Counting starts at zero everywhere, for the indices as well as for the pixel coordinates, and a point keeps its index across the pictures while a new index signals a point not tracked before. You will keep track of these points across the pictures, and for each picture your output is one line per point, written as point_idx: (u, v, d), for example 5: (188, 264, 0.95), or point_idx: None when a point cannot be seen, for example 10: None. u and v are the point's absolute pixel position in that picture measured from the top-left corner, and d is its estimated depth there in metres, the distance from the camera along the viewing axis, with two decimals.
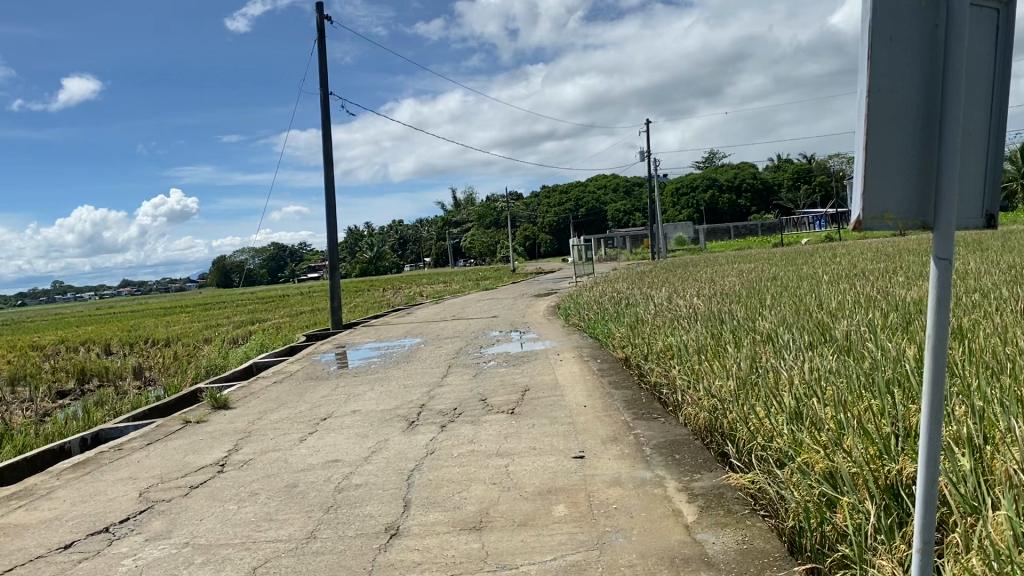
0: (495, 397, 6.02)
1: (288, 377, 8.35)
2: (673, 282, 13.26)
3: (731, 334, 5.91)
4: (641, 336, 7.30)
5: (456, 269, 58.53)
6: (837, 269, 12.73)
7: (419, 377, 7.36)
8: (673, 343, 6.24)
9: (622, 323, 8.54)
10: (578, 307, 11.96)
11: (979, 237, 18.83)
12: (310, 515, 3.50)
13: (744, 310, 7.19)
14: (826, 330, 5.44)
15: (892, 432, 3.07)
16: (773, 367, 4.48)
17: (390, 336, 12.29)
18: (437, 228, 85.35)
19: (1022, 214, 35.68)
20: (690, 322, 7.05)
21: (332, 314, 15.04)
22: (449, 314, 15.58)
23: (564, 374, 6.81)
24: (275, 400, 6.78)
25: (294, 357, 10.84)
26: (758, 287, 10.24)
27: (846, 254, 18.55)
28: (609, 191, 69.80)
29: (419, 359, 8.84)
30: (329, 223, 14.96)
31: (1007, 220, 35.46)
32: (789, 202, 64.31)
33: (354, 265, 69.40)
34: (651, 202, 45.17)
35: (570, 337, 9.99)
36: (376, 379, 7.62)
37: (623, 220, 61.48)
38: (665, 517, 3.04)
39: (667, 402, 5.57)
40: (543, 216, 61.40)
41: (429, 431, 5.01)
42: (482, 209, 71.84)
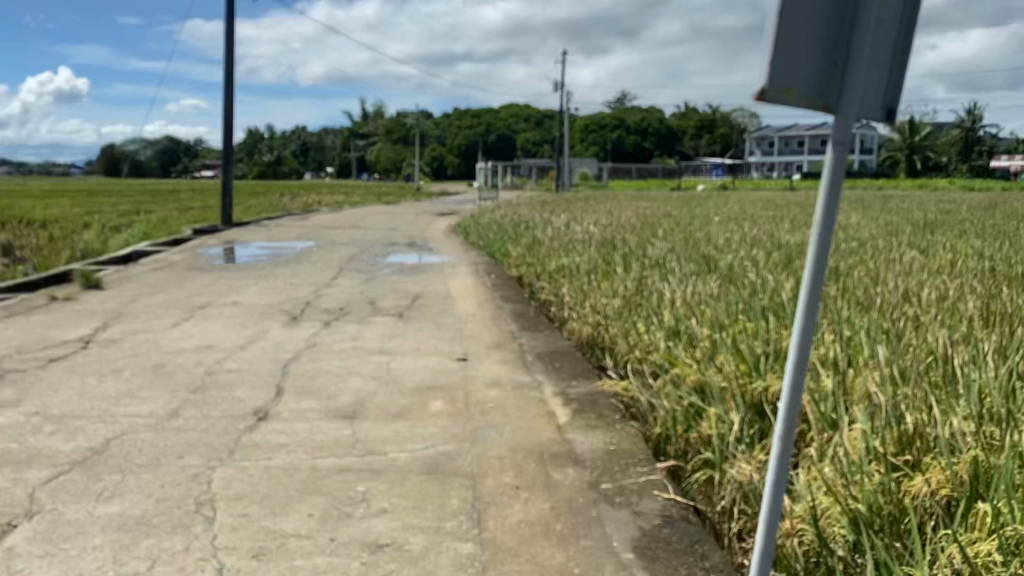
0: (383, 300, 5.92)
1: (168, 266, 8.01)
2: (573, 211, 13.34)
3: (624, 257, 5.96)
4: (536, 255, 7.31)
5: (359, 182, 57.27)
6: (731, 213, 13.08)
7: (307, 277, 7.18)
8: (566, 263, 6.26)
9: (518, 243, 8.52)
10: (477, 226, 11.90)
11: (865, 198, 19.70)
12: (175, 394, 3.35)
13: (638, 239, 7.28)
14: (713, 261, 5.55)
15: (764, 351, 3.14)
16: (659, 288, 4.54)
17: (282, 237, 11.94)
18: (343, 138, 83.09)
19: (907, 182, 37.44)
20: (585, 246, 7.08)
21: (223, 210, 14.49)
22: (345, 223, 15.28)
23: (455, 286, 6.77)
24: (151, 286, 6.48)
25: (177, 248, 10.40)
26: (654, 221, 10.42)
27: (741, 201, 19.10)
28: (521, 119, 69.36)
29: (309, 260, 8.62)
30: (225, 114, 14.27)
31: (893, 186, 37.16)
32: (695, 149, 65.52)
33: (252, 167, 66.96)
34: (561, 134, 45.12)
35: (466, 253, 9.93)
36: (261, 275, 7.38)
37: (532, 150, 61.36)
38: (540, 417, 3.04)
39: (553, 318, 5.60)
40: (453, 138, 60.61)
41: (310, 326, 4.89)
42: (390, 123, 70.25)
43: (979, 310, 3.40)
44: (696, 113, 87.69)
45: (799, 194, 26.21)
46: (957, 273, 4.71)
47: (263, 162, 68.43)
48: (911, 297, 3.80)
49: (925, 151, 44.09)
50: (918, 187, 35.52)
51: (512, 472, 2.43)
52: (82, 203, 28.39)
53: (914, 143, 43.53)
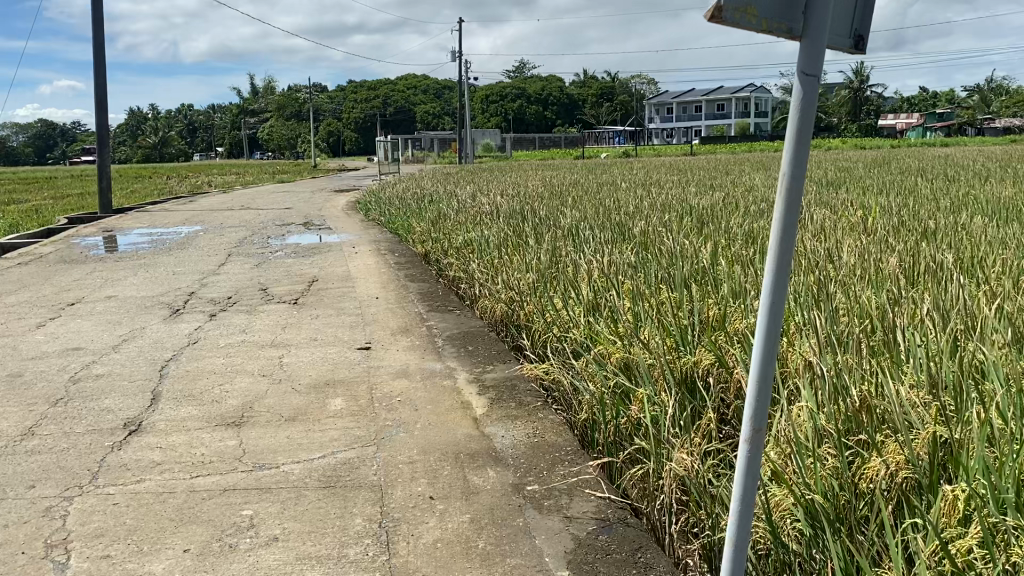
0: (277, 286, 5.51)
1: (37, 259, 7.34)
2: (477, 183, 13.02)
3: (534, 229, 5.71)
4: (442, 231, 6.98)
5: (252, 162, 55.30)
6: (635, 179, 13.03)
7: (193, 265, 6.67)
8: (474, 238, 5.97)
9: (422, 218, 8.17)
10: (378, 202, 11.46)
11: (761, 160, 20.12)
12: (32, 408, 2.92)
13: (545, 209, 7.04)
14: (625, 228, 5.36)
15: (689, 322, 2.93)
16: (573, 260, 4.30)
17: (168, 222, 11.22)
18: (233, 117, 80.09)
19: (798, 144, 38.51)
20: (493, 219, 6.80)
21: (102, 196, 13.56)
22: (237, 205, 14.55)
23: (358, 266, 6.40)
24: (15, 283, 5.88)
25: (50, 239, 9.61)
26: (560, 190, 10.21)
27: (642, 167, 19.18)
28: (418, 92, 68.28)
29: (197, 247, 8.06)
30: (100, 93, 13.32)
31: (785, 148, 38.17)
32: (593, 117, 65.94)
33: (138, 150, 63.96)
34: (460, 106, 44.56)
35: (367, 231, 9.52)
36: (142, 264, 6.82)
37: (431, 123, 60.54)
38: (453, 410, 2.76)
39: (463, 296, 5.31)
40: (348, 113, 59.18)
41: (195, 319, 4.46)
42: (283, 100, 68.04)
43: (902, 268, 3.30)
44: (593, 81, 88.27)
45: (698, 159, 26.61)
46: (869, 231, 4.65)
47: (149, 145, 65.35)
48: (831, 257, 3.68)
49: (811, 112, 45.59)
50: (808, 147, 36.60)
51: (424, 480, 2.15)
52: None
53: (802, 105, 44.87)
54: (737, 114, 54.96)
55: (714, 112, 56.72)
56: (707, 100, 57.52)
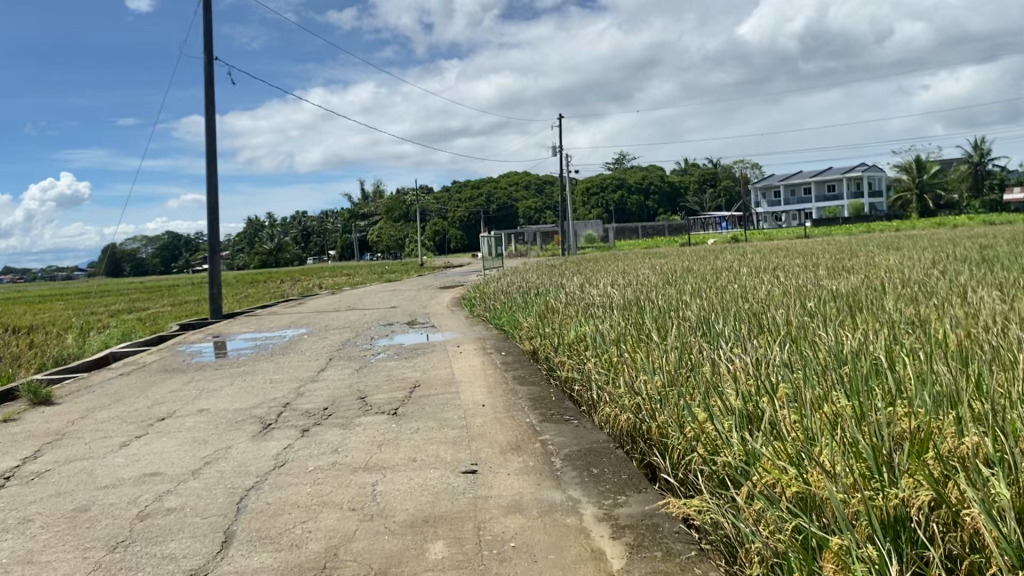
0: (376, 394, 5.07)
1: (141, 369, 7.20)
2: (584, 274, 12.52)
3: (656, 321, 5.14)
4: (551, 325, 6.46)
5: (361, 263, 56.93)
6: (752, 264, 12.27)
7: (292, 371, 6.34)
8: (588, 330, 5.42)
9: (531, 312, 7.69)
10: (483, 298, 11.09)
11: (883, 240, 18.94)
12: (87, 555, 2.50)
13: (662, 300, 6.48)
14: (760, 319, 4.74)
15: (881, 445, 2.32)
16: (711, 359, 3.71)
17: (274, 326, 11.16)
18: (344, 221, 83.25)
19: (916, 222, 36.54)
20: (607, 311, 6.25)
21: (214, 302, 13.76)
22: (343, 305, 14.52)
23: (462, 367, 5.92)
24: (112, 397, 5.67)
25: (159, 347, 9.62)
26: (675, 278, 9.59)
27: (754, 252, 18.34)
28: (519, 188, 69.38)
29: (298, 350, 7.80)
30: (214, 202, 13.69)
31: (902, 226, 36.31)
32: (696, 204, 65.18)
33: (257, 257, 67.16)
34: (562, 201, 44.73)
35: (472, 328, 9.10)
36: (241, 372, 6.55)
37: (532, 218, 61.17)
38: (581, 563, 2.17)
39: (579, 401, 4.74)
40: (452, 212, 60.49)
41: (285, 436, 4.03)
42: (390, 202, 70.35)
43: None
44: (694, 169, 87.78)
45: (812, 241, 25.44)
46: None
47: (266, 251, 68.49)
48: None
49: (928, 189, 43.60)
50: (928, 226, 34.64)
51: None
52: (81, 305, 27.88)
53: (917, 182, 42.91)
54: (847, 195, 53.21)
55: (822, 193, 55.11)
56: (814, 182, 56.03)
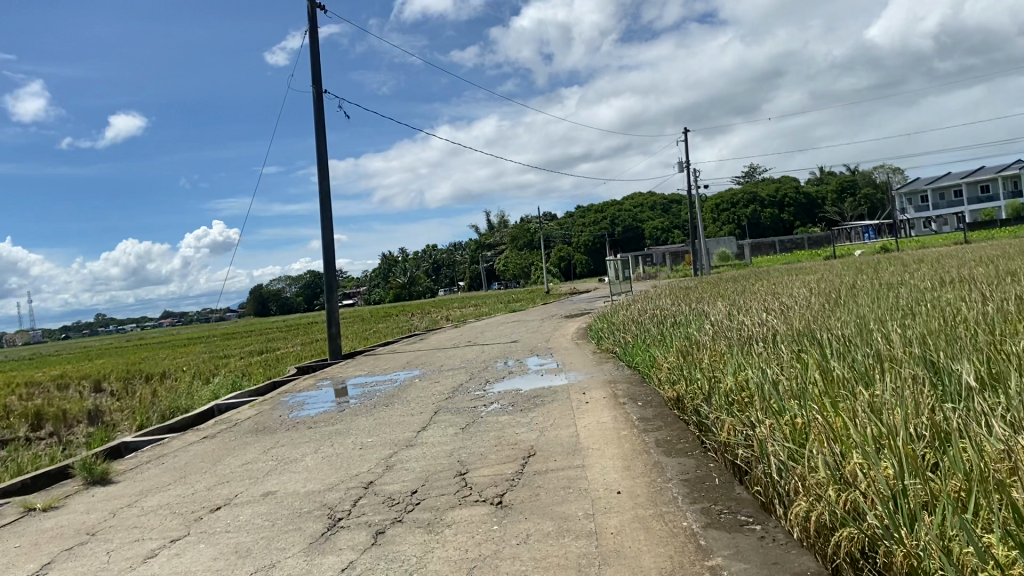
0: (480, 467, 3.95)
1: (228, 430, 6.40)
2: (725, 296, 11.11)
3: (850, 362, 3.86)
4: (700, 367, 5.20)
5: (488, 293, 56.82)
6: (927, 276, 10.48)
7: (387, 431, 5.33)
8: (755, 378, 4.19)
9: (672, 346, 6.44)
10: (611, 328, 9.87)
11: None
12: None
13: (842, 330, 5.14)
14: (1007, 353, 3.38)
15: None
16: (968, 432, 2.46)
17: (387, 368, 10.29)
18: (470, 252, 83.76)
19: None
20: (774, 349, 4.97)
21: (330, 343, 13.11)
22: (464, 341, 13.58)
23: (589, 424, 4.72)
24: (177, 472, 4.81)
25: (265, 397, 8.92)
26: (840, 298, 8.08)
27: (918, 262, 16.34)
28: (645, 209, 67.60)
29: (404, 400, 6.83)
30: (326, 239, 13.15)
31: None
32: (834, 214, 61.71)
33: (390, 292, 68.56)
34: (692, 218, 43.01)
35: (601, 365, 7.90)
36: (331, 433, 5.58)
37: (660, 238, 59.43)
38: None
39: (749, 480, 3.51)
40: (577, 237, 59.40)
41: (350, 546, 2.96)
42: (515, 231, 70.12)
43: None
44: (831, 177, 83.06)
45: (981, 246, 22.85)
46: None
47: (399, 286, 69.92)
48: None
49: None
50: None
51: None
52: (220, 348, 28.57)
53: None
54: (1006, 195, 48.71)
55: (977, 194, 50.67)
56: (966, 182, 51.79)
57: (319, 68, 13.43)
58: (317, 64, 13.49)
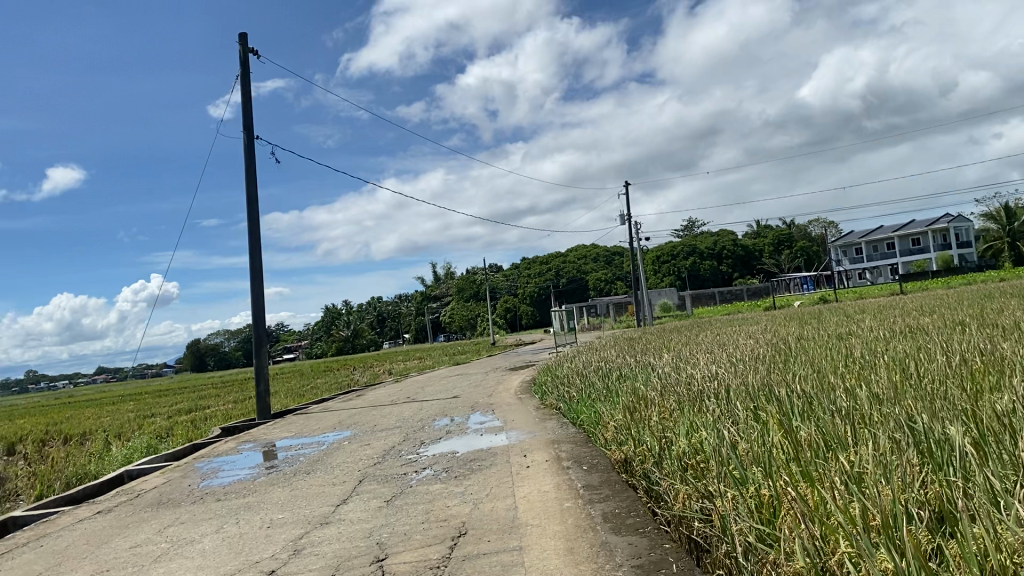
0: (402, 552, 3.40)
1: (127, 503, 5.67)
2: (672, 348, 10.77)
3: (819, 424, 3.48)
4: (650, 426, 4.79)
5: (433, 346, 55.99)
6: (874, 327, 10.31)
7: (304, 505, 4.73)
8: (713, 441, 3.78)
9: (618, 401, 6.03)
10: (555, 382, 9.40)
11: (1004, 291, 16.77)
12: None
13: (801, 384, 4.79)
14: (988, 407, 3.04)
15: None
16: (972, 508, 2.07)
17: (317, 428, 9.60)
18: (414, 304, 82.87)
19: (1016, 271, 33.87)
20: (728, 406, 4.59)
21: (260, 401, 12.34)
22: (402, 396, 12.94)
23: (530, 494, 4.22)
24: (52, 558, 4.12)
25: (178, 462, 8.15)
26: (791, 350, 7.77)
27: (859, 312, 16.34)
28: (588, 261, 67.83)
29: (329, 466, 6.20)
30: (257, 291, 12.48)
31: (1003, 275, 33.68)
32: (773, 265, 62.78)
33: (333, 345, 67.15)
34: (635, 269, 43.20)
35: (543, 423, 7.40)
36: (240, 507, 4.95)
37: (604, 290, 59.58)
38: None
39: (712, 562, 3.07)
40: (522, 289, 59.17)
41: None
42: (460, 283, 69.64)
43: None
44: (769, 230, 84.78)
45: (917, 297, 23.19)
46: None
47: (342, 339, 68.60)
48: None
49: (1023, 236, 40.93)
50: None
51: None
52: (149, 406, 27.22)
53: (1010, 231, 40.66)
54: (935, 247, 50.12)
55: (908, 246, 52.04)
56: (898, 235, 53.28)
57: (251, 113, 12.92)
58: (249, 109, 12.99)
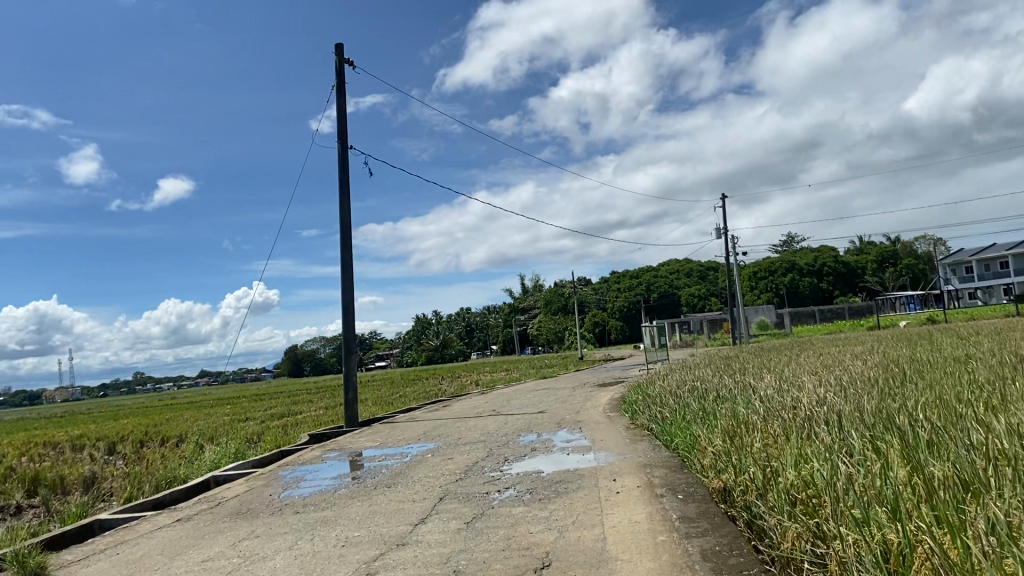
0: None
1: (208, 511, 5.60)
2: (770, 368, 10.22)
3: (951, 458, 3.09)
4: (754, 454, 4.42)
5: (520, 358, 55.88)
6: (995, 350, 9.53)
7: (381, 523, 4.52)
8: (827, 474, 3.42)
9: (717, 425, 5.65)
10: (646, 400, 9.01)
11: None
12: None
13: (924, 411, 4.34)
14: None
15: None
16: None
17: (401, 440, 9.46)
18: (503, 316, 83.09)
19: None
20: (842, 434, 4.19)
21: (347, 409, 12.33)
22: (489, 410, 12.75)
23: (620, 523, 3.90)
24: (126, 567, 4.03)
25: (264, 470, 8.13)
26: (907, 373, 7.18)
27: (974, 335, 15.30)
28: (680, 275, 66.63)
29: (410, 481, 6.01)
30: (347, 300, 12.52)
31: None
32: (875, 283, 60.26)
33: (422, 355, 67.89)
34: (729, 285, 42.08)
35: (634, 443, 7.04)
36: (316, 522, 4.77)
37: (696, 305, 58.34)
38: None
39: None
40: (611, 303, 58.50)
41: None
42: (548, 295, 69.44)
43: None
44: (870, 247, 81.56)
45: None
46: None
47: (431, 349, 69.29)
48: None
49: None
50: None
51: None
52: (245, 410, 27.92)
53: None
54: None
55: (1023, 266, 49.07)
56: (1013, 253, 50.35)
57: (345, 124, 13.01)
58: (343, 120, 13.07)
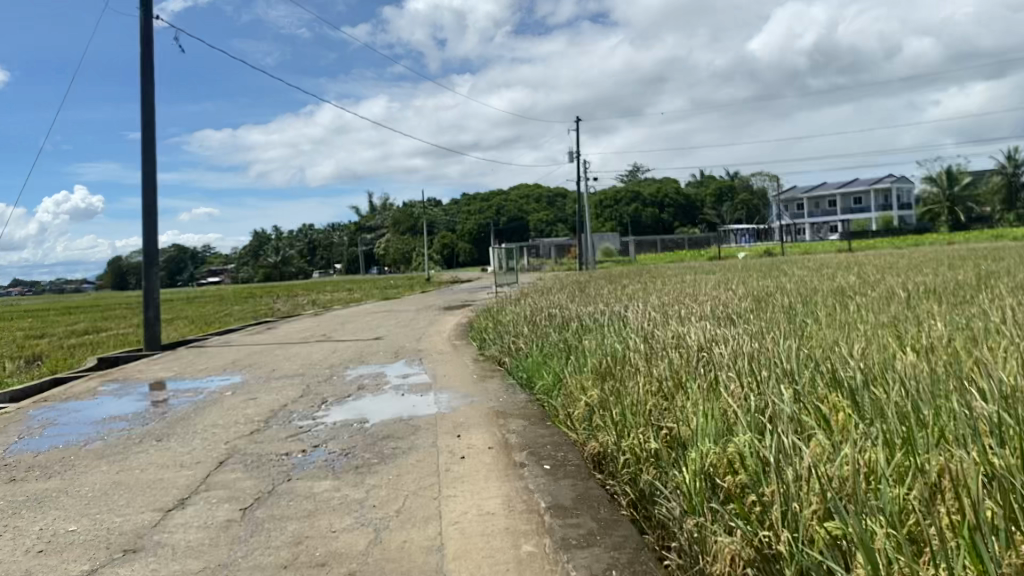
0: None
1: None
2: (629, 296, 9.39)
3: (965, 446, 2.15)
4: (645, 411, 3.39)
5: (365, 278, 54.04)
6: (859, 284, 9.09)
7: (117, 507, 3.10)
8: (772, 456, 2.41)
9: (587, 365, 4.59)
10: (496, 328, 7.91)
11: (962, 255, 16.02)
12: None
13: (855, 360, 3.49)
14: None
15: None
16: None
17: (205, 370, 7.88)
18: (349, 234, 80.40)
19: (954, 237, 33.89)
20: (761, 392, 3.24)
21: (146, 330, 10.53)
22: (318, 334, 11.32)
23: (462, 515, 2.69)
24: None
25: (14, 406, 6.40)
26: (791, 306, 6.44)
27: (818, 268, 15.34)
28: (530, 200, 66.38)
29: (193, 431, 4.58)
30: (151, 202, 10.59)
31: (940, 240, 33.64)
32: (714, 216, 62.46)
33: (262, 270, 64.53)
34: (579, 210, 41.97)
35: (481, 382, 5.90)
36: (23, 502, 3.26)
37: (544, 231, 58.31)
38: None
39: None
40: (461, 225, 57.44)
41: None
42: (397, 214, 67.47)
43: None
44: (711, 180, 84.57)
45: (864, 256, 22.53)
46: None
47: (271, 264, 65.99)
48: None
49: (959, 202, 41.09)
50: (968, 240, 31.95)
51: None
52: (48, 325, 24.91)
53: (946, 195, 40.86)
54: (874, 208, 50.24)
55: (847, 206, 52.02)
56: (839, 193, 53.22)
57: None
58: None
